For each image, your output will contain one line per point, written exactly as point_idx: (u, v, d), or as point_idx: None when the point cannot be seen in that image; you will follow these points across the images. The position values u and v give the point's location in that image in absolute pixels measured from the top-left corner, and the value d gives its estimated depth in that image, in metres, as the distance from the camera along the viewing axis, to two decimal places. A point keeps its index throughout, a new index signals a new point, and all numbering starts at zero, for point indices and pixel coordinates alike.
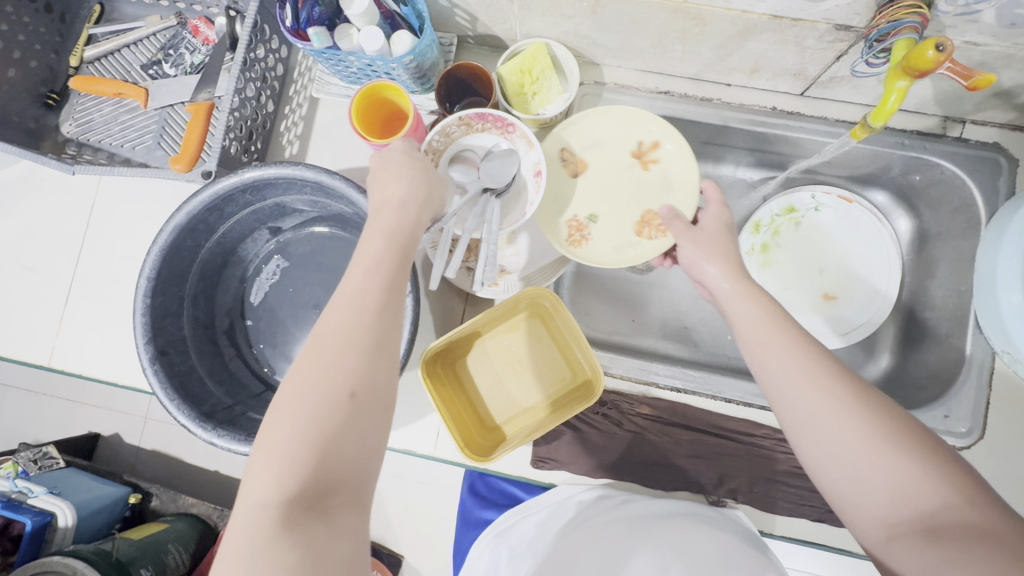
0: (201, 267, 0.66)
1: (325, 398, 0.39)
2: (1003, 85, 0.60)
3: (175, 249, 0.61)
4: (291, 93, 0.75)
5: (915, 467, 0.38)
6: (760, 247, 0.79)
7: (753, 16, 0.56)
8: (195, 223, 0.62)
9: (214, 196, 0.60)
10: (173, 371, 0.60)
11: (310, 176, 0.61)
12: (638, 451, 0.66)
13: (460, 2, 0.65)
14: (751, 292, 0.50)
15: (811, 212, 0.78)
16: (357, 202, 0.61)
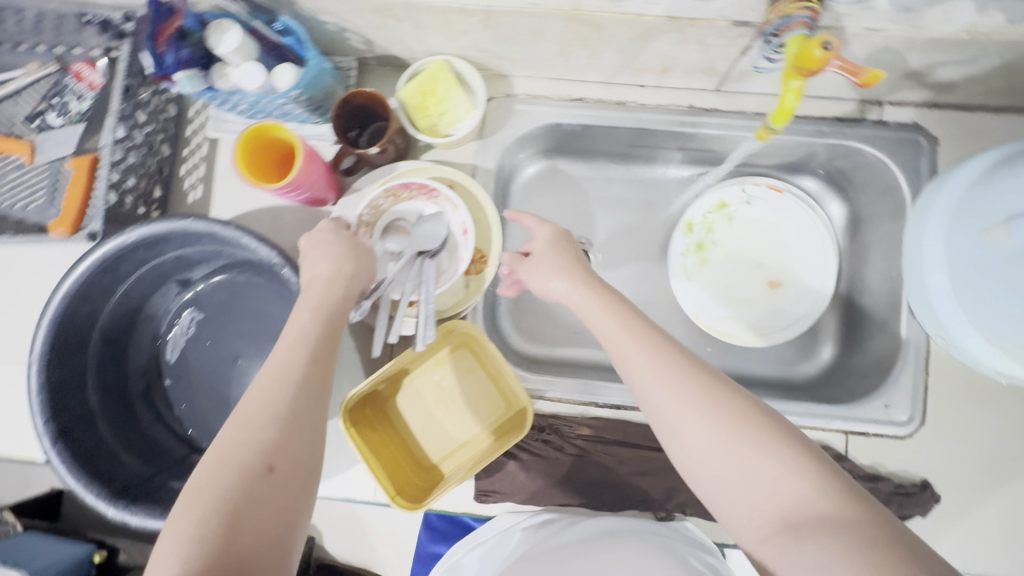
0: (104, 332, 0.62)
1: (242, 472, 0.40)
2: (911, 66, 0.58)
3: (69, 318, 0.58)
4: (188, 134, 0.70)
5: (772, 461, 0.38)
6: (695, 246, 0.76)
7: (648, 19, 0.54)
8: (87, 288, 0.58)
9: (102, 258, 0.57)
10: (80, 448, 0.57)
11: (205, 228, 0.57)
12: (583, 474, 0.64)
13: (349, 26, 0.61)
14: (606, 301, 0.49)
15: (743, 205, 0.77)
16: (255, 249, 0.57)
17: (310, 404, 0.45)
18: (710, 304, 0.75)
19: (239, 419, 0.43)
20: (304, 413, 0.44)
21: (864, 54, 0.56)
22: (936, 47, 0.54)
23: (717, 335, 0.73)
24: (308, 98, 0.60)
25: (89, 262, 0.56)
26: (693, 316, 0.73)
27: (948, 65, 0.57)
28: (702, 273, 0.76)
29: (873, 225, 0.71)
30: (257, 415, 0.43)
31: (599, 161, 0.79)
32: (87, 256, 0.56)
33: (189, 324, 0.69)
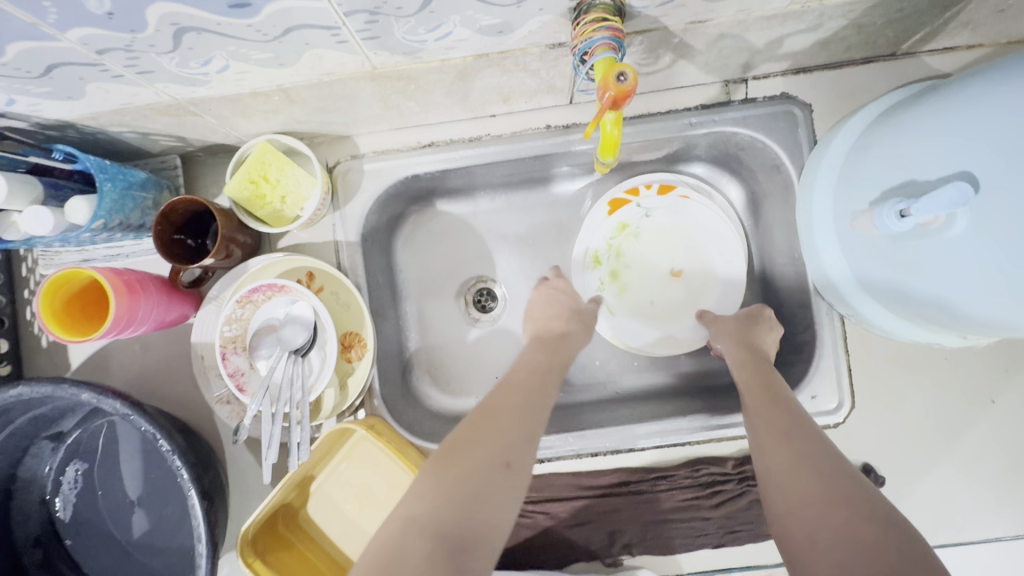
0: None
1: (494, 451, 0.45)
2: (758, 43, 0.53)
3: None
4: (22, 274, 0.63)
5: (839, 515, 0.40)
6: (607, 274, 0.72)
7: (456, 61, 0.48)
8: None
9: None
10: None
11: (40, 390, 0.51)
12: (518, 537, 0.61)
13: (149, 130, 0.55)
14: (752, 359, 0.58)
15: (642, 219, 0.72)
16: (99, 401, 0.52)
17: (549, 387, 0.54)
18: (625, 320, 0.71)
19: (481, 416, 0.49)
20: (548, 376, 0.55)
21: (703, 44, 0.51)
22: (773, 22, 0.49)
23: (637, 351, 0.69)
24: (122, 222, 0.54)
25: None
26: (610, 339, 0.69)
27: (796, 35, 0.52)
28: (625, 303, 0.72)
29: (770, 203, 0.67)
30: (524, 351, 0.59)
31: (481, 194, 0.74)
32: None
33: (74, 477, 0.63)
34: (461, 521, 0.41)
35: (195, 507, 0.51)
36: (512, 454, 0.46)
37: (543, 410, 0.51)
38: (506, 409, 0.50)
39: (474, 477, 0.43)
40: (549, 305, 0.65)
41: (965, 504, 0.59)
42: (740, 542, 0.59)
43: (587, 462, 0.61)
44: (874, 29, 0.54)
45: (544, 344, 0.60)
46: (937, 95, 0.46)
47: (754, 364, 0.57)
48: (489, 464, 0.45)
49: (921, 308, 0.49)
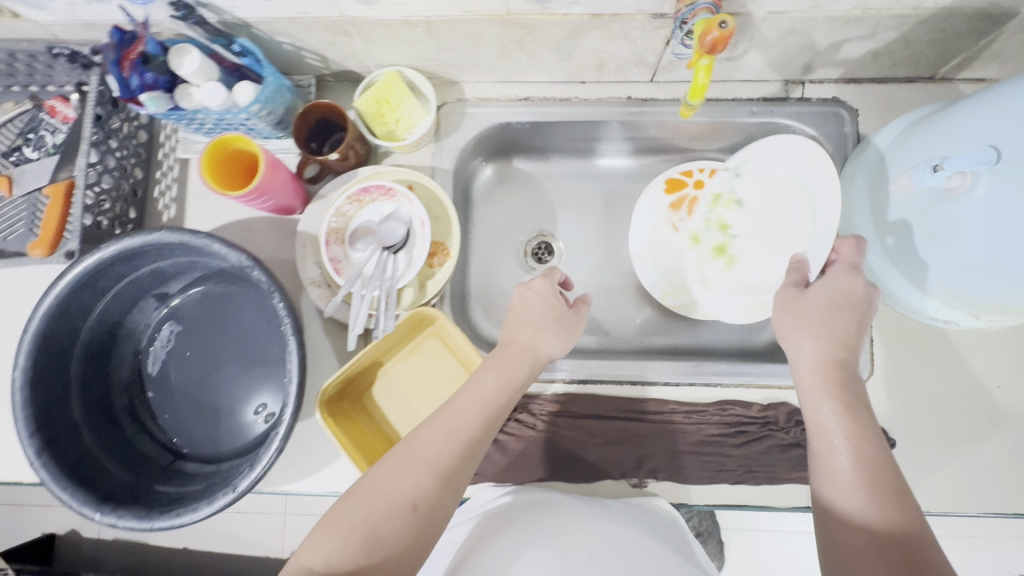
0: (85, 349, 0.65)
1: (402, 495, 0.48)
2: (821, 44, 0.63)
3: (48, 331, 0.60)
4: (160, 158, 0.74)
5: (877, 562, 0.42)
6: (690, 239, 0.79)
7: (574, 18, 0.59)
8: (74, 299, 0.61)
9: (81, 273, 0.60)
10: (66, 460, 0.59)
11: (178, 238, 0.60)
12: (555, 448, 0.67)
13: (304, 45, 0.65)
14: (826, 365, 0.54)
15: (733, 181, 0.78)
16: (226, 254, 0.61)
17: (496, 423, 0.54)
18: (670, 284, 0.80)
19: (415, 453, 0.50)
20: (498, 415, 0.54)
21: (775, 36, 0.62)
22: (837, 24, 0.60)
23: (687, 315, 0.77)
24: (269, 113, 0.64)
25: (67, 278, 0.59)
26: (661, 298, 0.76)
27: (853, 41, 0.63)
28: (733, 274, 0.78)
29: None
30: (486, 373, 0.57)
31: (555, 157, 0.84)
32: (67, 272, 0.60)
33: (169, 337, 0.71)
34: (362, 558, 0.44)
35: (292, 353, 0.58)
36: (423, 503, 0.48)
37: (476, 452, 0.52)
38: (435, 446, 0.51)
39: (382, 520, 0.46)
40: (524, 314, 0.63)
41: (970, 479, 0.64)
42: (757, 482, 0.65)
43: (624, 389, 0.69)
44: (919, 47, 0.64)
45: (502, 364, 0.58)
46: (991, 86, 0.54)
47: (827, 369, 0.54)
48: (395, 507, 0.47)
49: (949, 272, 0.57)
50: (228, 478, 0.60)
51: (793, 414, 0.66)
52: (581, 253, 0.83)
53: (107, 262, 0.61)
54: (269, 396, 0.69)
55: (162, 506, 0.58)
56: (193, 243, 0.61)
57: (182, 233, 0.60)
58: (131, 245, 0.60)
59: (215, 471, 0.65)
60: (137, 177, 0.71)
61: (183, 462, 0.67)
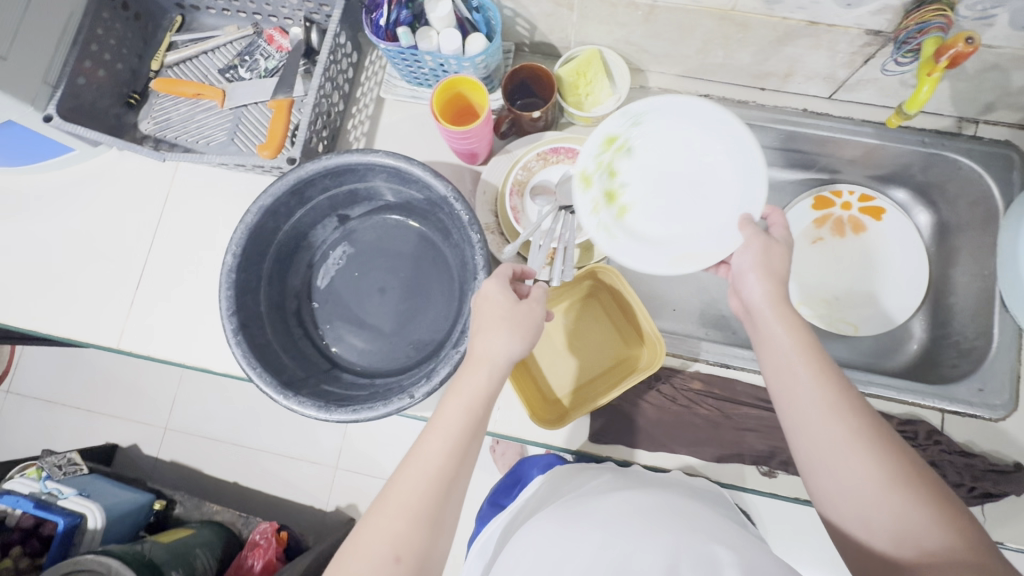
0: (277, 250, 0.70)
1: (382, 550, 0.47)
2: (1015, 85, 0.66)
3: (257, 225, 0.65)
4: (358, 95, 0.81)
5: (892, 519, 0.44)
6: (581, 177, 0.62)
7: (792, 23, 0.63)
8: (282, 202, 0.66)
9: (298, 179, 0.65)
10: (255, 344, 0.63)
11: (390, 162, 0.64)
12: (690, 424, 0.69)
13: (524, 12, 0.71)
14: (792, 321, 0.53)
15: (631, 129, 0.63)
16: (431, 183, 0.65)
17: (467, 451, 0.53)
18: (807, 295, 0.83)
19: (396, 507, 0.50)
20: (470, 442, 0.53)
21: (974, 70, 0.65)
22: None
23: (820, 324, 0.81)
24: (485, 68, 0.70)
25: (285, 181, 0.64)
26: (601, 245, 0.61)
27: None
28: (636, 232, 0.63)
29: (964, 232, 0.78)
30: (444, 404, 0.54)
31: None
32: (286, 175, 0.65)
33: (341, 254, 0.76)
34: None
35: (481, 283, 0.61)
36: (407, 551, 0.48)
37: (444, 489, 0.51)
38: (409, 493, 0.50)
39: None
40: (482, 317, 0.57)
41: None
42: None
43: (767, 382, 0.71)
44: None
45: (457, 389, 0.54)
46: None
47: (801, 336, 0.52)
48: (378, 562, 0.47)
49: None
50: (395, 390, 0.63)
51: (930, 432, 0.68)
52: None
53: (320, 172, 0.66)
54: (424, 326, 0.73)
55: (334, 402, 0.62)
56: (401, 168, 0.65)
57: (397, 158, 0.64)
58: (346, 160, 0.65)
59: (372, 383, 0.69)
60: (338, 107, 0.78)
61: (339, 371, 0.71)
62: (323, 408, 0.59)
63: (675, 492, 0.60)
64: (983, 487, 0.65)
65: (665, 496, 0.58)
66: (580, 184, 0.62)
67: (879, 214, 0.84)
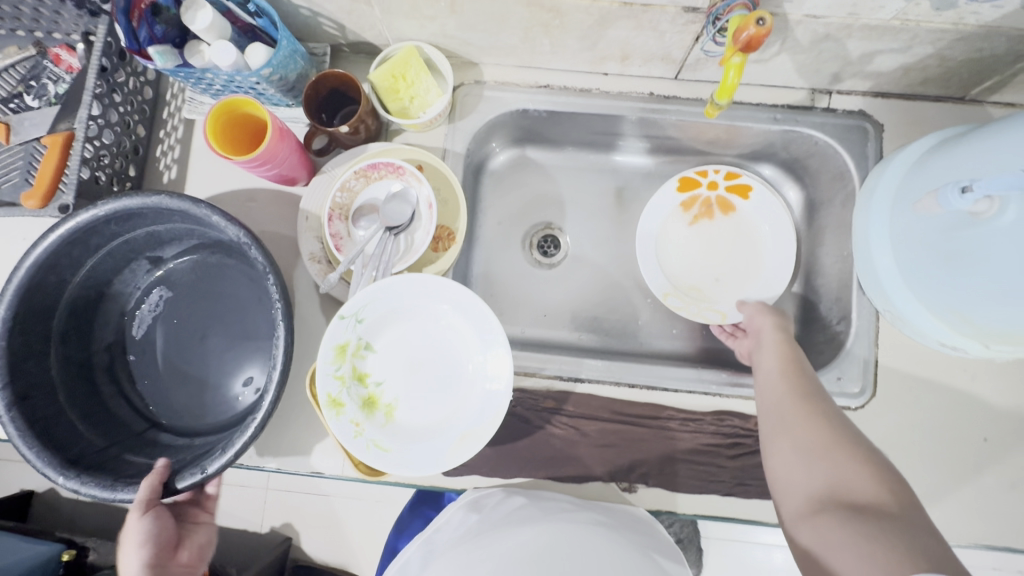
0: (71, 303, 0.62)
1: None
2: (855, 53, 0.61)
3: (34, 281, 0.57)
4: (165, 117, 0.72)
5: (849, 463, 0.51)
6: (328, 406, 0.55)
7: (603, 5, 0.57)
8: (63, 253, 0.58)
9: (73, 228, 0.57)
10: (36, 417, 0.56)
11: (177, 204, 0.57)
12: (547, 446, 0.66)
13: (321, 11, 0.63)
14: (785, 347, 0.64)
15: (357, 328, 0.58)
16: (225, 227, 0.57)
17: None
18: (675, 286, 0.77)
19: None
20: None
21: (808, 41, 0.60)
22: (872, 34, 0.58)
23: (685, 316, 0.75)
24: (281, 79, 0.62)
25: (61, 229, 0.56)
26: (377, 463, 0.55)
27: (887, 53, 0.61)
28: (397, 427, 0.58)
29: (828, 208, 0.74)
30: None
31: (567, 148, 0.82)
32: (63, 224, 0.57)
33: (159, 301, 0.69)
34: None
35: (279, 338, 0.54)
36: None
37: None
38: None
39: None
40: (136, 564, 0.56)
41: (970, 512, 0.63)
42: (749, 495, 0.64)
43: (623, 391, 0.67)
44: (953, 64, 0.62)
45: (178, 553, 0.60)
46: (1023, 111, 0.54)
47: (788, 347, 0.64)
48: None
49: (966, 296, 0.55)
50: (199, 458, 0.57)
51: None
52: (588, 248, 0.82)
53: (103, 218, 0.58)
54: (252, 377, 0.67)
55: (131, 478, 0.56)
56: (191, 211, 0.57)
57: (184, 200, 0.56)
58: (133, 203, 0.58)
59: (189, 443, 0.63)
60: (138, 134, 0.69)
61: (156, 433, 0.65)
62: (106, 488, 0.54)
63: (576, 516, 0.64)
64: None
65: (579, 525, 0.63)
66: (332, 415, 0.56)
67: (746, 191, 0.79)
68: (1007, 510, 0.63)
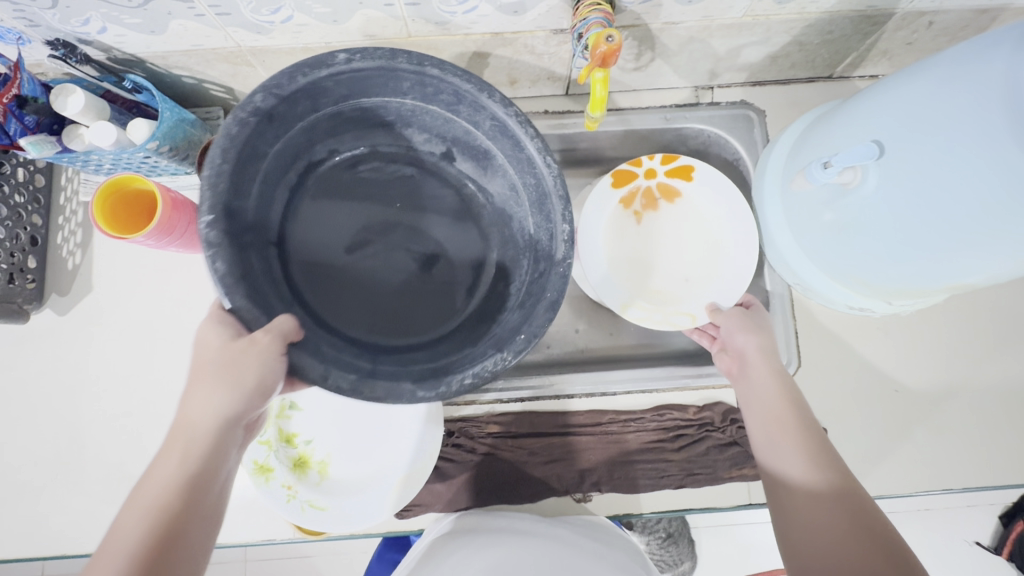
0: (295, 145, 0.48)
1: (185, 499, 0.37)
2: (722, 50, 0.65)
3: (285, 118, 0.46)
4: (61, 202, 0.70)
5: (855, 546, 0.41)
6: (257, 473, 0.56)
7: (476, 37, 0.59)
8: (367, 84, 0.47)
9: (439, 109, 0.49)
10: (239, 240, 0.43)
11: (502, 114, 0.46)
12: (499, 471, 0.66)
13: (205, 77, 0.63)
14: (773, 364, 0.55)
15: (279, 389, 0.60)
16: (526, 153, 0.46)
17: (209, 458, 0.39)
18: (633, 295, 0.68)
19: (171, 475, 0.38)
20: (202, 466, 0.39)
21: (676, 45, 0.64)
22: (732, 32, 0.62)
23: (649, 327, 0.65)
24: (170, 149, 0.61)
25: (366, 60, 0.44)
26: (319, 520, 0.56)
27: (751, 46, 0.65)
28: (333, 484, 0.59)
29: None
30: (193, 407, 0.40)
31: None
32: (306, 65, 0.43)
33: (394, 173, 0.54)
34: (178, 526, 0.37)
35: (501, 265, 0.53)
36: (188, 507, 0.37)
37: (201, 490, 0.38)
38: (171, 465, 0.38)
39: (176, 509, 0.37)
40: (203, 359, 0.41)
41: (902, 462, 0.67)
42: (699, 484, 0.65)
43: (565, 403, 0.68)
44: (812, 49, 0.67)
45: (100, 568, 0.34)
46: (887, 77, 0.55)
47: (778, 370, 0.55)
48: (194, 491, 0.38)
49: (856, 262, 0.58)
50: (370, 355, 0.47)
51: (727, 413, 0.67)
52: None
53: (303, 67, 0.43)
54: (465, 285, 0.53)
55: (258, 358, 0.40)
56: (506, 120, 0.46)
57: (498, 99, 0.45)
58: (489, 92, 0.45)
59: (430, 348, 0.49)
60: (35, 224, 0.67)
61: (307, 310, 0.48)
62: None
63: (542, 528, 0.62)
64: None
65: (554, 527, 0.63)
66: (261, 482, 0.56)
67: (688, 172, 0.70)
68: (937, 456, 0.67)
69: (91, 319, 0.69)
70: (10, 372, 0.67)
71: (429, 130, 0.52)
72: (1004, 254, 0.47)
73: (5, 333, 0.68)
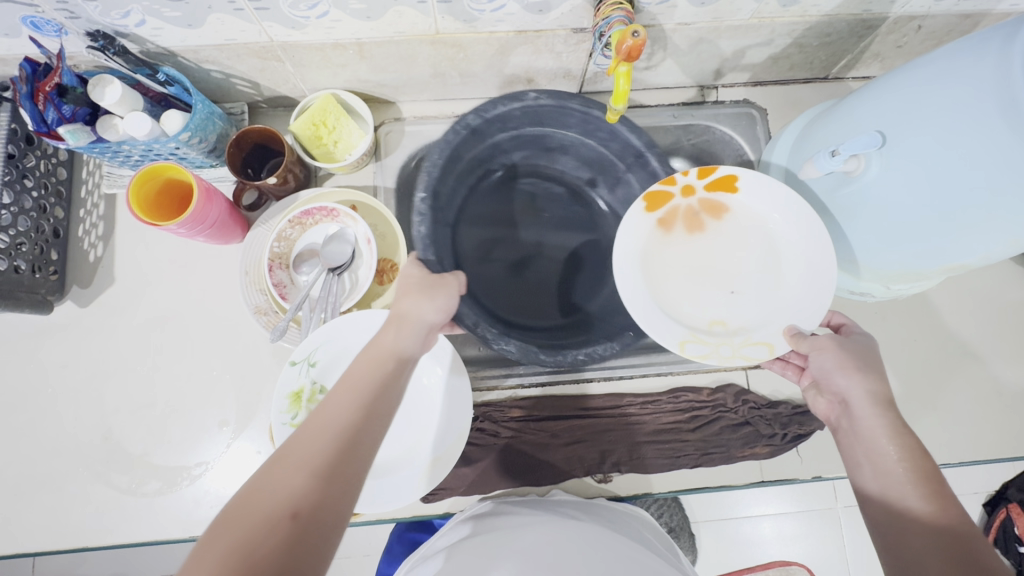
0: (484, 154, 0.67)
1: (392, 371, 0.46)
2: (728, 51, 0.70)
3: (482, 135, 0.64)
4: (82, 195, 0.71)
5: None
6: None
7: (500, 35, 0.62)
8: (545, 118, 0.65)
9: (592, 142, 0.68)
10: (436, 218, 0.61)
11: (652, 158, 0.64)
12: (522, 453, 0.67)
13: (233, 72, 0.65)
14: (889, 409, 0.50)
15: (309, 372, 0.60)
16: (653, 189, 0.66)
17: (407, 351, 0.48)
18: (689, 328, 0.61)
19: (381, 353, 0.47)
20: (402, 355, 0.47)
21: (686, 45, 0.67)
22: (739, 33, 0.66)
23: (717, 364, 0.59)
24: (201, 140, 0.62)
25: (549, 100, 0.63)
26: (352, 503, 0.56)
27: (755, 47, 0.69)
28: None
29: None
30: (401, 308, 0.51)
31: None
32: (505, 98, 0.62)
33: (548, 190, 0.73)
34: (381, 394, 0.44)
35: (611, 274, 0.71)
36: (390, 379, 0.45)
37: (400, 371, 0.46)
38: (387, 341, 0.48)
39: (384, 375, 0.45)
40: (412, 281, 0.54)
41: None
42: (715, 463, 0.68)
43: (583, 387, 0.71)
44: (811, 51, 0.71)
45: (338, 395, 0.43)
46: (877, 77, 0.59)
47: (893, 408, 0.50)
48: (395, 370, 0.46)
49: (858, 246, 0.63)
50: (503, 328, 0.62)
51: (739, 393, 0.70)
52: None
53: (503, 99, 0.62)
54: (585, 289, 0.71)
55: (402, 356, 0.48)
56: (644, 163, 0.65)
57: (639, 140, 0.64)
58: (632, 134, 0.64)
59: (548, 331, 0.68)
60: (57, 216, 0.68)
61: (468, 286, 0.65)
62: None
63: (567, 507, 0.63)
64: (793, 430, 0.68)
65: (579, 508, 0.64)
66: None
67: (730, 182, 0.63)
68: (937, 433, 0.71)
69: (112, 310, 0.69)
70: (32, 363, 0.67)
71: (581, 159, 0.71)
72: (999, 236, 0.51)
73: (26, 324, 0.68)
